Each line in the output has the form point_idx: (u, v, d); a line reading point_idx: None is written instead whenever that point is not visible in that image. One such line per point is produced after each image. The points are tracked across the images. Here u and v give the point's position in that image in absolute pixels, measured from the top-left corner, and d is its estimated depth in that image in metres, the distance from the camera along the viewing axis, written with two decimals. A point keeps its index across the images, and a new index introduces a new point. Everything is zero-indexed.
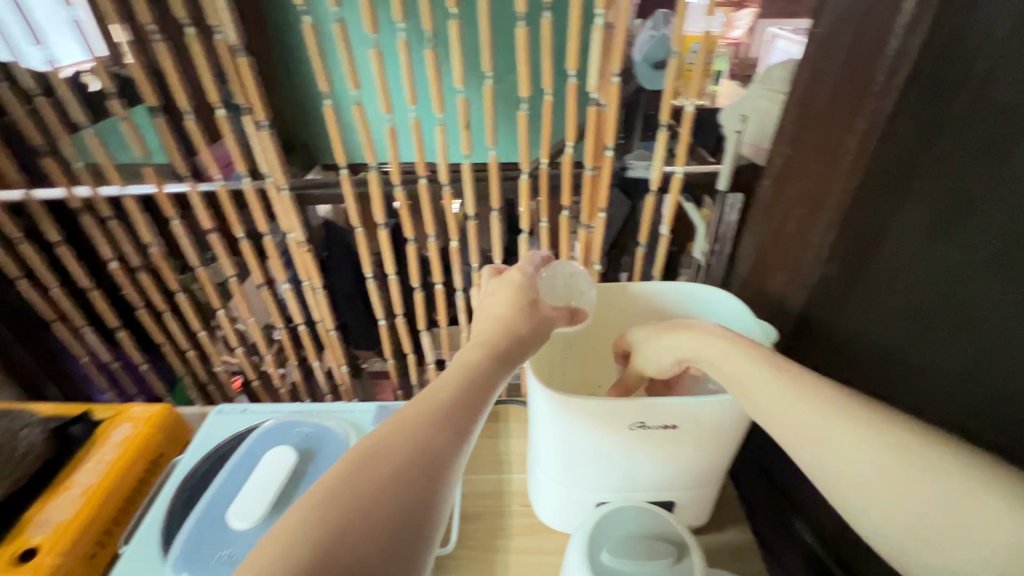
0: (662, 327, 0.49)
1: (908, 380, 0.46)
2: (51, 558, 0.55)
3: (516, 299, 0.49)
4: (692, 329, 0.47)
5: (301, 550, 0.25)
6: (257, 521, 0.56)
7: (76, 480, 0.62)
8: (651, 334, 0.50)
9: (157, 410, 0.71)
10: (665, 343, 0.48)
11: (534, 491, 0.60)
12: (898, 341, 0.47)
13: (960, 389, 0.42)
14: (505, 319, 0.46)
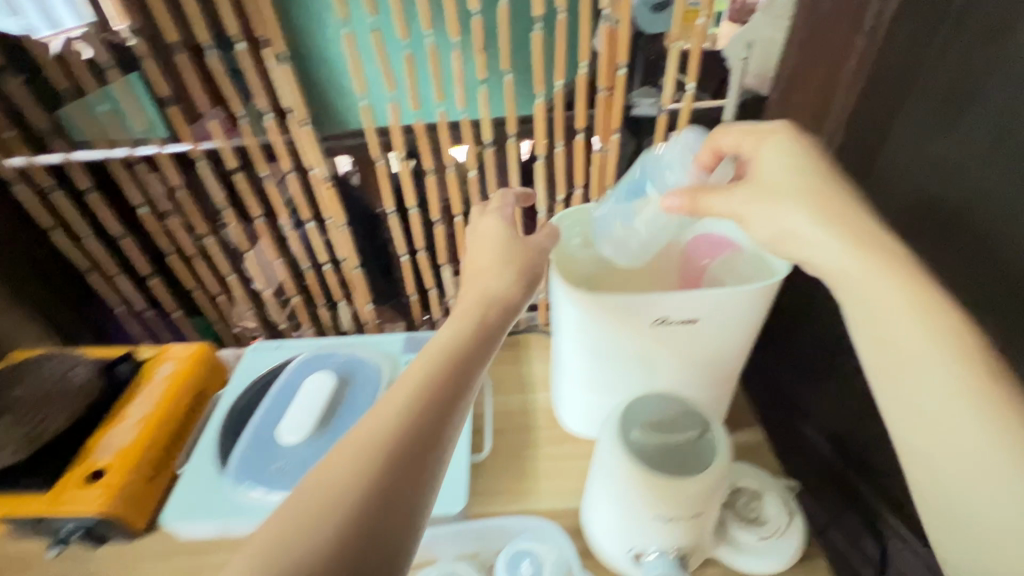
0: (807, 187, 0.42)
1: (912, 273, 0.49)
2: (120, 476, 0.60)
3: (503, 240, 0.52)
4: (821, 198, 0.42)
5: (328, 544, 0.30)
6: (309, 433, 0.61)
7: (132, 411, 0.67)
8: (774, 184, 0.44)
9: (196, 348, 0.74)
10: (792, 216, 0.42)
11: (560, 399, 0.65)
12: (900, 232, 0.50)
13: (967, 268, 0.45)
14: (482, 289, 0.49)
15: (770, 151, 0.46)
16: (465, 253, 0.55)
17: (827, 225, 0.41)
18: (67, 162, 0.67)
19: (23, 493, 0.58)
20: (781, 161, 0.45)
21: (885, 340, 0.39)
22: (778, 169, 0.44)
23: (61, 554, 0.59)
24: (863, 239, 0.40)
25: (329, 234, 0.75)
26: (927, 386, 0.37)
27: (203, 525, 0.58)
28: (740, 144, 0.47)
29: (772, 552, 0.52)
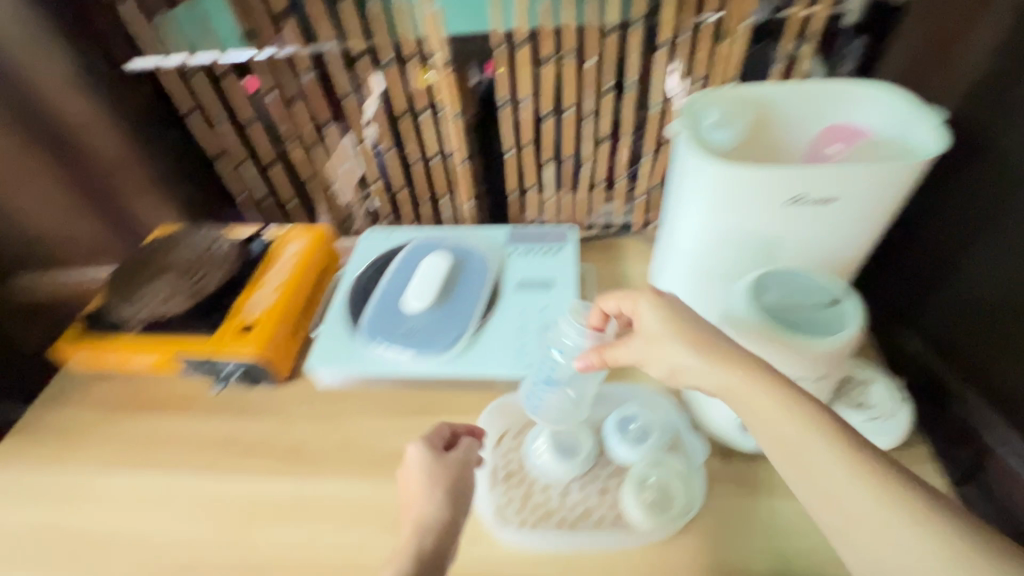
0: (678, 332, 0.45)
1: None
2: (269, 329, 0.68)
3: (443, 480, 0.48)
4: (705, 343, 0.43)
5: None
6: (431, 303, 0.67)
7: (268, 279, 0.73)
8: (664, 333, 0.45)
9: (317, 229, 0.80)
10: (680, 360, 0.44)
11: (659, 287, 0.67)
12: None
13: None
14: (447, 483, 0.48)
15: (646, 308, 0.47)
16: (404, 464, 0.49)
17: (708, 372, 0.42)
18: (218, 63, 0.74)
19: (192, 336, 0.68)
20: (651, 317, 0.47)
21: (777, 440, 0.38)
22: (656, 321, 0.46)
23: (224, 390, 0.69)
24: (742, 375, 0.41)
25: (445, 125, 0.77)
26: (817, 457, 0.36)
27: (345, 372, 0.65)
28: (626, 305, 0.49)
29: (877, 435, 0.55)
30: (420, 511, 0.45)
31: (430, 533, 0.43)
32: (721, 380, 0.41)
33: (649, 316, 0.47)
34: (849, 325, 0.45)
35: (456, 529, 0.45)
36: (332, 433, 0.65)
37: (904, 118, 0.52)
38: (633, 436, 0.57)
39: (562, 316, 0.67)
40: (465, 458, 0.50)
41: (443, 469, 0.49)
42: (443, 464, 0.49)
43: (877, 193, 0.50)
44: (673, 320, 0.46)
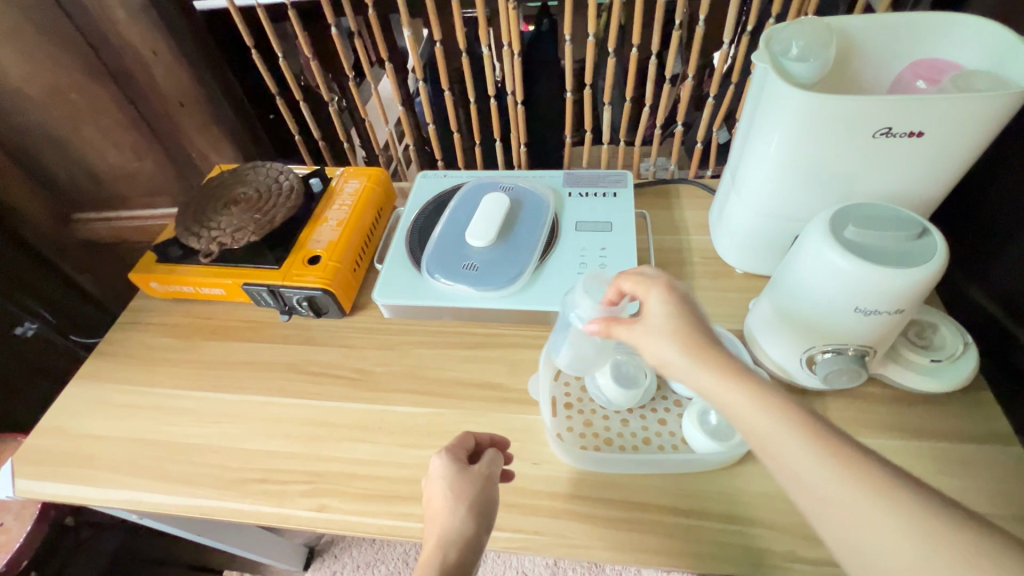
0: (677, 326, 0.42)
1: None
2: (335, 261, 0.70)
3: (469, 491, 0.48)
4: (696, 337, 0.41)
5: None
6: (492, 241, 0.68)
7: (330, 216, 0.76)
8: (666, 327, 0.42)
9: (375, 171, 0.82)
10: (670, 354, 0.41)
11: (726, 228, 0.69)
12: None
13: None
14: (471, 495, 0.48)
15: (655, 298, 0.44)
16: (433, 471, 0.49)
17: (693, 370, 0.40)
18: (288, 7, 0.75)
19: (260, 267, 0.70)
20: (658, 307, 0.43)
21: (751, 434, 0.36)
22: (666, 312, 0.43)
23: (291, 319, 0.73)
24: (722, 375, 0.38)
25: (506, 63, 0.78)
26: (790, 455, 0.34)
27: (408, 303, 0.67)
28: (638, 288, 0.45)
29: (944, 375, 0.55)
30: (442, 523, 0.46)
31: (448, 549, 0.44)
32: (709, 377, 0.39)
33: (657, 305, 0.43)
34: (937, 253, 0.44)
35: (475, 545, 0.46)
36: (395, 360, 0.68)
37: (1002, 49, 0.50)
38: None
39: (621, 255, 0.67)
40: (491, 473, 0.50)
41: (469, 480, 0.48)
42: (468, 476, 0.49)
43: (965, 127, 0.49)
44: (677, 314, 0.42)
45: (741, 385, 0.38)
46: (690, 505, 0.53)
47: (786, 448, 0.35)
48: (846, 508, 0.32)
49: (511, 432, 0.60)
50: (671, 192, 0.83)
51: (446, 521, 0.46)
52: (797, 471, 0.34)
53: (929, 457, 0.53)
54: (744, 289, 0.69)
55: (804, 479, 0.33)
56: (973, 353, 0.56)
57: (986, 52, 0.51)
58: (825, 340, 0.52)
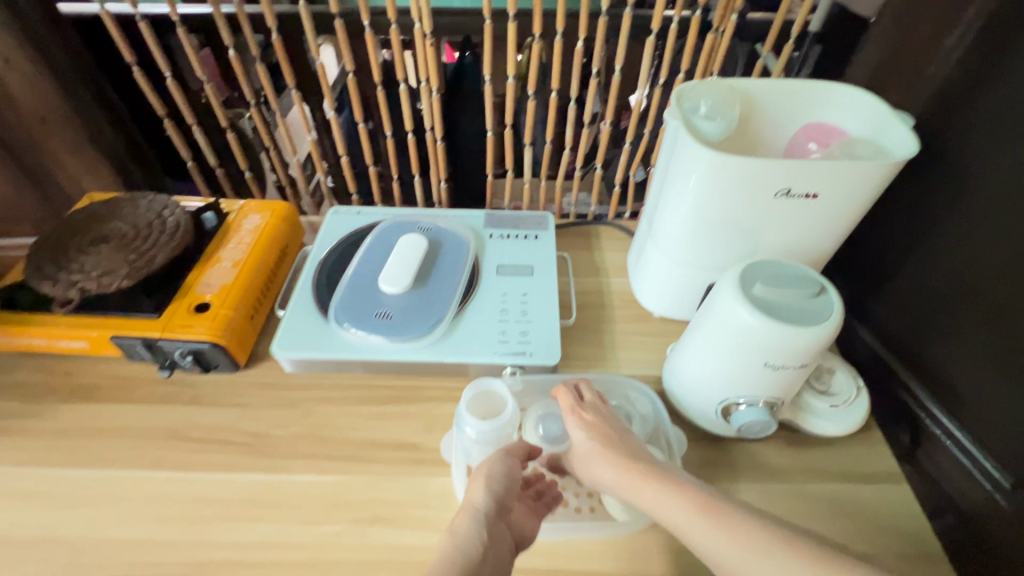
0: (602, 438, 0.50)
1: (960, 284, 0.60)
2: (225, 308, 0.62)
3: (496, 471, 0.50)
4: (615, 450, 0.49)
5: None
6: (408, 286, 0.63)
7: (224, 255, 0.68)
8: (592, 446, 0.50)
9: (278, 205, 0.75)
10: (598, 473, 0.49)
11: (644, 274, 0.70)
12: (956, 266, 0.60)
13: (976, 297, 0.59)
14: (499, 474, 0.49)
15: (579, 431, 0.52)
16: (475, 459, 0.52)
17: (620, 484, 0.47)
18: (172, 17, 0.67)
19: (132, 315, 0.60)
20: (580, 434, 0.52)
21: (675, 529, 0.42)
22: (592, 430, 0.51)
23: (172, 376, 0.63)
24: (641, 484, 0.46)
25: (424, 98, 0.75)
26: (711, 543, 0.40)
27: (313, 357, 0.61)
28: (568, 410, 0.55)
29: (841, 419, 0.58)
30: (472, 506, 0.48)
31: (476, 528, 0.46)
32: (630, 489, 0.46)
33: (578, 433, 0.52)
34: (835, 310, 0.47)
35: (501, 525, 0.47)
36: (298, 420, 0.61)
37: (877, 120, 0.54)
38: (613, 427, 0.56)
39: (542, 300, 0.66)
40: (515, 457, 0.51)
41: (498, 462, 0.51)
42: (494, 458, 0.51)
43: (852, 190, 0.53)
44: (599, 437, 0.51)
45: (661, 484, 0.45)
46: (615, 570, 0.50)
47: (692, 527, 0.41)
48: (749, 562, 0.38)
49: (427, 499, 0.55)
50: (591, 233, 0.83)
51: (475, 495, 0.48)
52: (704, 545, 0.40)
53: (835, 500, 0.55)
54: (663, 334, 0.70)
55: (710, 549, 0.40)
56: (865, 397, 0.59)
57: (865, 123, 0.56)
58: (739, 392, 0.53)
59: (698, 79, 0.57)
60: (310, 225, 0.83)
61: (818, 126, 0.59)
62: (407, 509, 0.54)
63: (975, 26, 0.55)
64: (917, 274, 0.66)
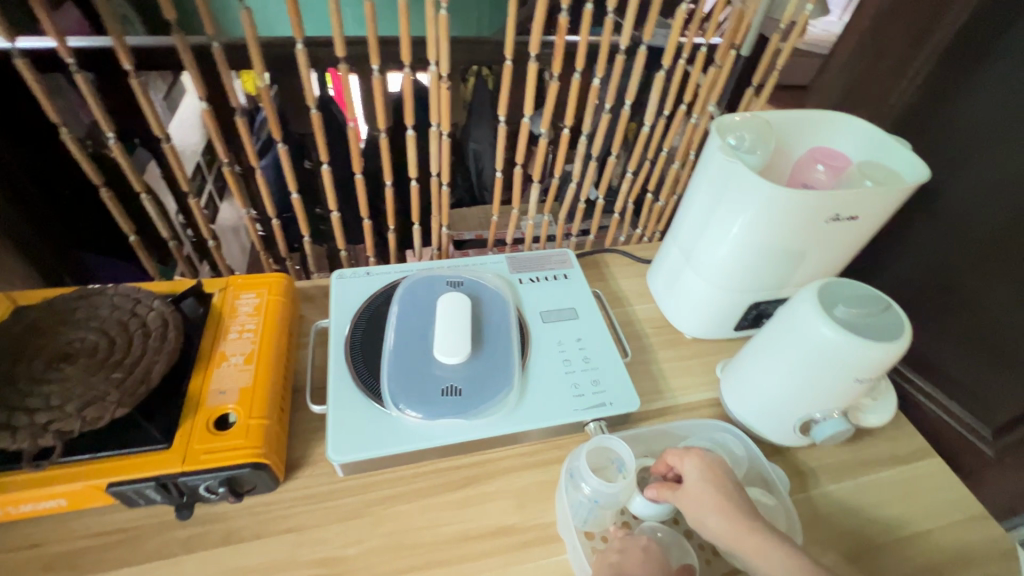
0: (718, 506, 0.48)
1: (946, 277, 0.70)
2: (256, 419, 0.51)
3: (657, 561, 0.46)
4: (732, 517, 0.47)
5: None
6: (467, 354, 0.57)
7: (228, 350, 0.56)
8: (709, 513, 0.48)
9: (274, 278, 0.64)
10: (707, 519, 0.48)
11: (677, 299, 0.72)
12: (942, 260, 0.71)
13: (959, 285, 0.69)
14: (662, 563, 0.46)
15: (691, 467, 0.51)
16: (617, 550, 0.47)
17: (733, 536, 0.46)
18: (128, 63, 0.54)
19: (133, 451, 0.47)
20: (695, 474, 0.50)
21: None
22: (708, 493, 0.48)
23: (191, 515, 0.50)
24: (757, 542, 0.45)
25: (432, 144, 0.70)
26: None
27: (378, 454, 0.52)
28: (673, 457, 0.52)
29: (883, 409, 0.64)
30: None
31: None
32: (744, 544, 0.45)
33: (690, 471, 0.50)
34: (903, 324, 0.52)
35: None
36: (371, 531, 0.52)
37: (880, 146, 0.62)
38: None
39: (598, 344, 0.64)
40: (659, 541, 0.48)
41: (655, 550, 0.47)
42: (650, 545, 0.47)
43: (878, 211, 0.59)
44: (711, 480, 0.49)
45: (784, 553, 0.44)
46: None
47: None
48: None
49: None
50: (601, 262, 0.84)
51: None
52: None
53: (892, 486, 0.62)
54: (701, 354, 0.73)
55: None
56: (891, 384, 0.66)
57: (869, 149, 0.63)
58: (816, 408, 0.57)
59: (729, 115, 0.60)
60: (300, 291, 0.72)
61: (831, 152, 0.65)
62: None
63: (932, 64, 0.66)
64: (899, 267, 0.76)
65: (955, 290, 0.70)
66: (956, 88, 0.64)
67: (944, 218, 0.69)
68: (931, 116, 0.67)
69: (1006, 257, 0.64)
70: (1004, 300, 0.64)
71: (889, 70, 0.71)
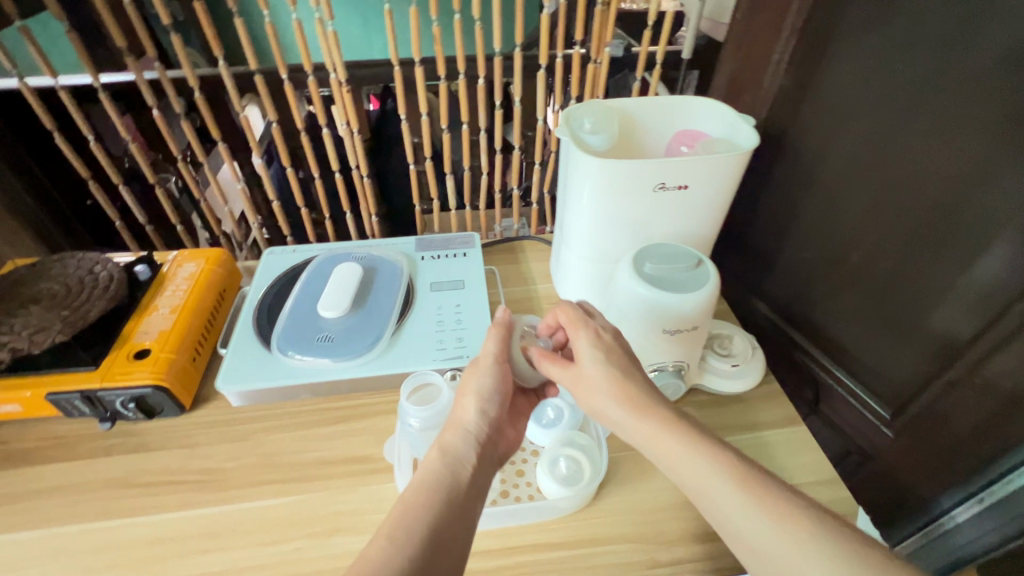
0: (611, 386, 0.51)
1: (834, 252, 0.72)
2: (167, 352, 0.63)
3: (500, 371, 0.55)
4: (626, 397, 0.50)
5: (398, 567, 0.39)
6: (346, 309, 0.68)
7: (161, 303, 0.69)
8: (599, 390, 0.51)
9: (213, 252, 0.78)
10: (600, 398, 0.51)
11: (562, 275, 0.77)
12: (831, 237, 0.72)
13: (844, 257, 0.71)
14: (498, 382, 0.54)
15: (585, 344, 0.54)
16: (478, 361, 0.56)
17: (629, 418, 0.49)
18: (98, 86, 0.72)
19: (69, 370, 0.61)
20: (589, 351, 0.53)
21: (678, 468, 0.45)
22: (597, 370, 0.52)
23: (113, 427, 0.64)
24: (649, 419, 0.48)
25: (347, 141, 0.82)
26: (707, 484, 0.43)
27: (261, 388, 0.63)
28: (572, 331, 0.55)
29: (745, 375, 0.67)
30: (462, 426, 0.51)
31: (469, 442, 0.50)
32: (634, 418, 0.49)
33: (585, 346, 0.53)
34: (709, 277, 0.56)
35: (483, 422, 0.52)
36: (251, 450, 0.62)
37: (730, 123, 0.66)
38: (549, 421, 0.62)
39: (474, 309, 0.72)
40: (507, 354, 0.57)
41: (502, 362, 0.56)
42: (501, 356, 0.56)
43: (716, 182, 0.63)
44: (605, 355, 0.53)
45: (673, 431, 0.47)
46: (563, 538, 0.55)
47: (704, 476, 0.44)
48: (751, 528, 0.41)
49: (384, 502, 0.58)
50: (517, 248, 0.91)
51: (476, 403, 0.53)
52: (716, 496, 0.43)
53: (752, 446, 0.63)
54: None
55: (723, 507, 0.42)
56: (758, 355, 0.69)
57: (722, 127, 0.67)
58: (649, 363, 0.61)
59: (582, 102, 0.67)
60: (246, 269, 0.86)
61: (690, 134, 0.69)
62: (366, 514, 0.56)
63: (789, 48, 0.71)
64: (795, 246, 0.78)
65: (842, 263, 0.71)
66: (816, 69, 0.69)
67: (824, 193, 0.71)
68: (803, 99, 0.71)
69: (876, 226, 0.65)
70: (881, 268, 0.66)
71: (762, 58, 0.76)
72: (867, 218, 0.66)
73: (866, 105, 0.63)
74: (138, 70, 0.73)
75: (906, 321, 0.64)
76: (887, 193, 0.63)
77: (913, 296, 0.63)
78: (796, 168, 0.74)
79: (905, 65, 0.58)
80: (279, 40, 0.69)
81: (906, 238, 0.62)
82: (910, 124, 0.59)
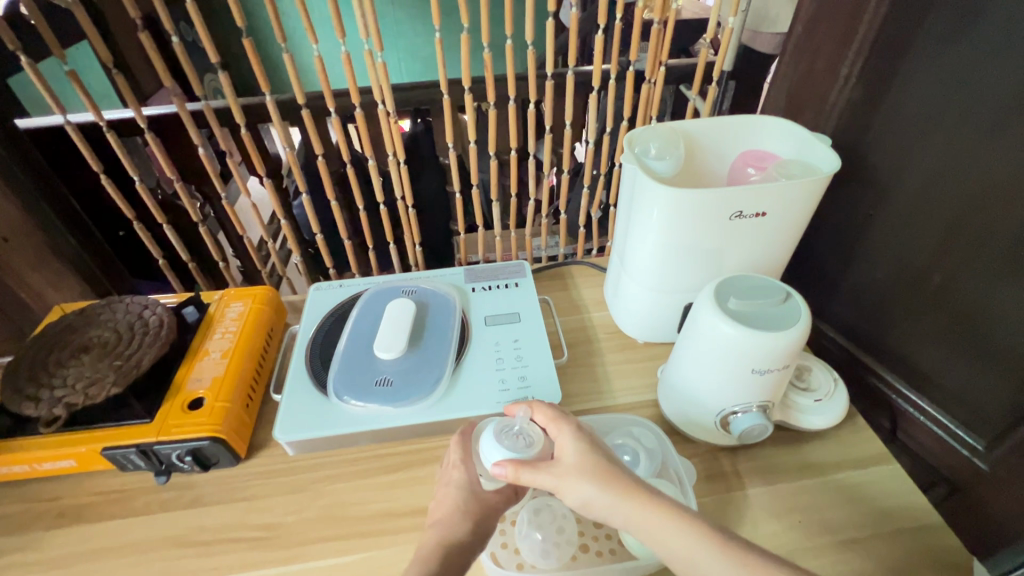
0: (591, 465, 0.46)
1: (914, 277, 0.67)
2: (221, 401, 0.61)
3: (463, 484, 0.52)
4: (605, 474, 0.46)
5: None
6: (403, 350, 0.65)
7: (211, 347, 0.67)
8: (574, 467, 0.47)
9: (260, 289, 0.75)
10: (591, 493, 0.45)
11: (622, 305, 0.74)
12: (913, 260, 0.67)
13: (925, 281, 0.66)
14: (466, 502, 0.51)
15: (568, 443, 0.49)
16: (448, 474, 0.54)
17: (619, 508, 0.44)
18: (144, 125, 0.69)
19: (126, 423, 0.59)
20: (572, 447, 0.48)
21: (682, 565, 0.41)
22: (574, 451, 0.48)
23: (169, 480, 0.61)
24: (648, 512, 0.43)
25: (392, 170, 0.80)
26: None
27: (316, 438, 0.60)
28: (554, 429, 0.51)
29: (829, 411, 0.63)
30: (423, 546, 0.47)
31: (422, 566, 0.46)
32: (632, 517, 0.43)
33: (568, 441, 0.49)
34: (801, 313, 0.52)
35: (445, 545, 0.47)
36: (309, 504, 0.59)
37: (808, 143, 0.62)
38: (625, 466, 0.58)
39: (534, 346, 0.68)
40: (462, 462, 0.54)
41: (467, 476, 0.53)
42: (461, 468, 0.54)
43: (793, 208, 0.60)
44: (589, 452, 0.47)
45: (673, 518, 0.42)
46: None
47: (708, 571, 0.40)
48: None
49: None
50: (566, 274, 0.87)
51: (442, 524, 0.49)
52: None
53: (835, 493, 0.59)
54: (651, 358, 0.74)
55: None
56: (840, 388, 0.66)
57: (798, 148, 0.63)
58: (733, 402, 0.57)
59: (643, 126, 0.64)
60: (292, 304, 0.84)
61: (760, 154, 0.66)
62: None
63: (861, 59, 0.67)
64: (868, 269, 0.73)
65: (924, 289, 0.66)
66: (895, 84, 0.64)
67: (903, 213, 0.67)
68: (879, 114, 0.67)
69: (966, 250, 0.60)
70: (971, 294, 0.61)
71: (828, 70, 0.72)
72: (951, 239, 0.62)
73: (954, 122, 0.59)
74: (183, 105, 0.71)
75: (999, 350, 0.59)
76: (979, 215, 0.58)
77: (1005, 324, 0.58)
78: (870, 185, 0.70)
79: (1001, 81, 0.54)
80: (323, 69, 0.64)
81: (995, 260, 0.58)
82: (1005, 140, 0.54)
